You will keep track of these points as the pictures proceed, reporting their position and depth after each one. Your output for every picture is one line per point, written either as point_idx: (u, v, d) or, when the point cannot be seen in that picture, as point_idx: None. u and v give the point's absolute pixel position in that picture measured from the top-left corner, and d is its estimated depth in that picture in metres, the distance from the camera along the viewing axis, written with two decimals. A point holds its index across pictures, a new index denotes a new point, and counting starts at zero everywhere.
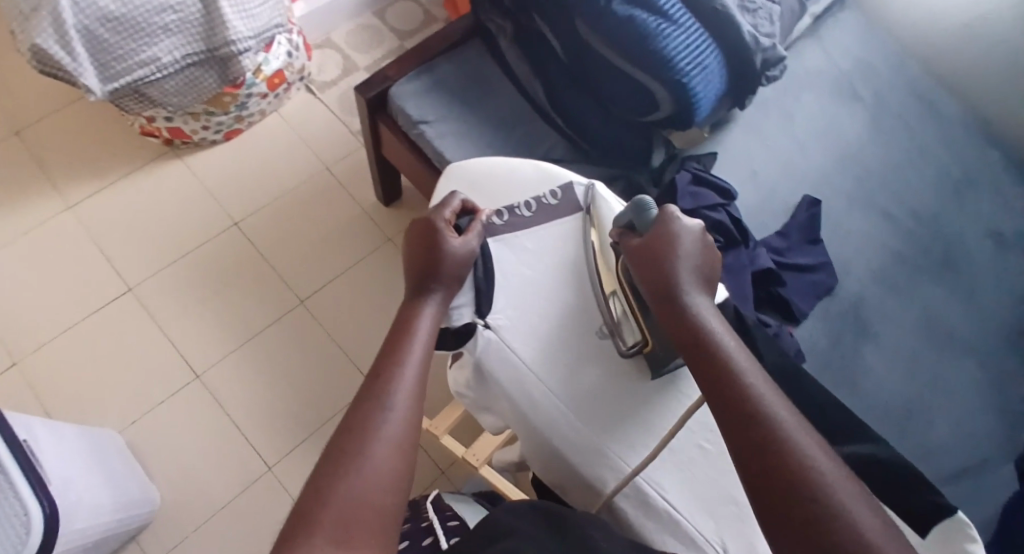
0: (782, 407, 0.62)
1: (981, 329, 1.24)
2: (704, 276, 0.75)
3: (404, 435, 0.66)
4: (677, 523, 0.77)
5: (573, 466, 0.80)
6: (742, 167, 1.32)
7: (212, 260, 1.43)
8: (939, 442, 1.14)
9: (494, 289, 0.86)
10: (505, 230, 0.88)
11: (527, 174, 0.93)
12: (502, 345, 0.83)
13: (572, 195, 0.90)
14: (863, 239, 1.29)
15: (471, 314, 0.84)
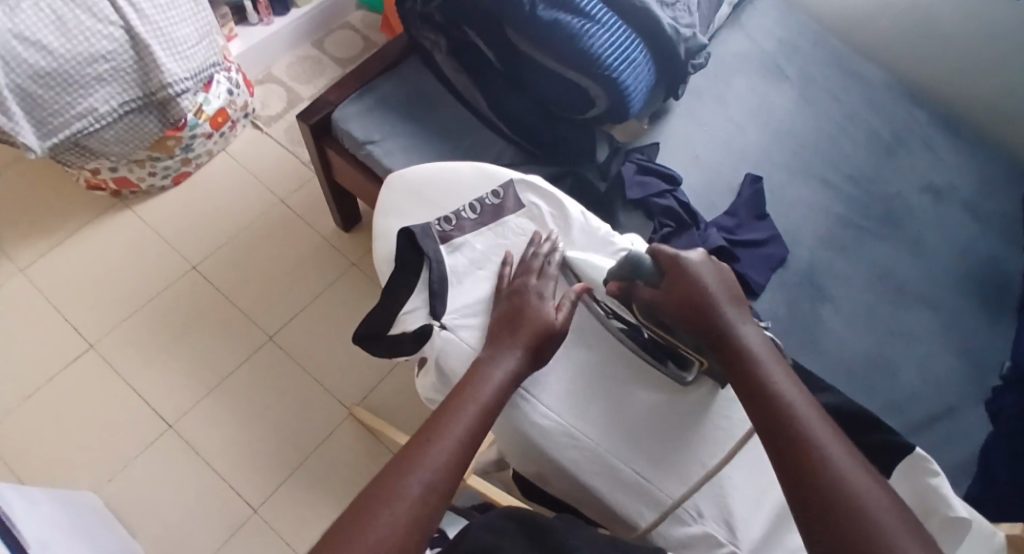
0: (834, 447, 0.62)
1: (932, 281, 1.28)
2: (734, 300, 0.73)
3: (427, 500, 0.65)
4: (650, 492, 0.78)
5: (547, 455, 0.80)
6: (685, 153, 1.36)
7: (173, 307, 1.42)
8: (907, 396, 1.17)
9: (448, 291, 0.86)
10: (453, 234, 0.90)
11: (465, 176, 0.96)
12: (461, 341, 0.82)
13: (513, 192, 0.94)
14: (810, 208, 1.33)
15: (426, 316, 0.84)
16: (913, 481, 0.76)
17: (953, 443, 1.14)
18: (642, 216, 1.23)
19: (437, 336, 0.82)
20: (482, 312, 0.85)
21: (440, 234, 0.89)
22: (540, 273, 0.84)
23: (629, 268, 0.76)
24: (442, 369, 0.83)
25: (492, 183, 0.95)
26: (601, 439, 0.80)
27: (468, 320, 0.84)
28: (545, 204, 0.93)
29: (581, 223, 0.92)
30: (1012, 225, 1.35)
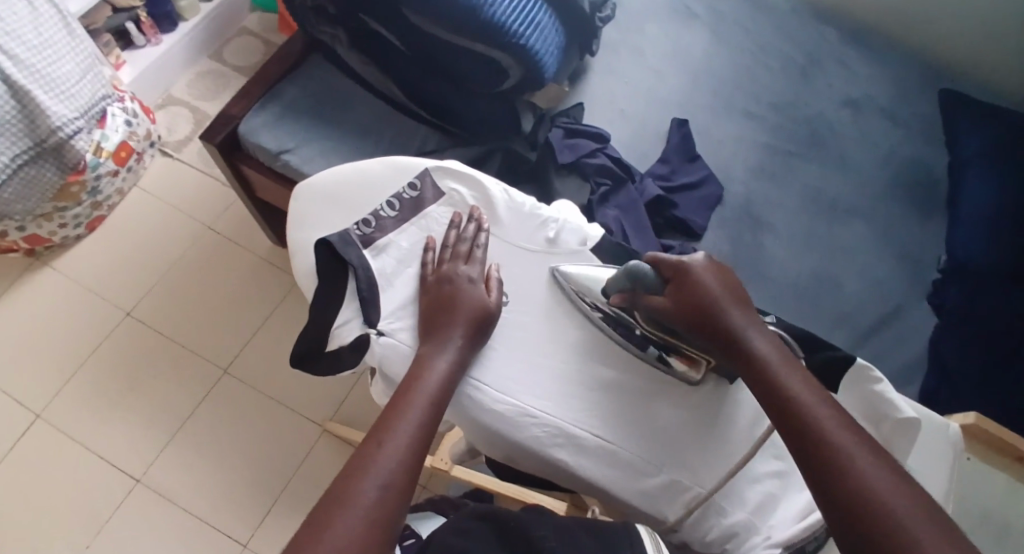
0: (829, 419, 0.62)
1: (862, 192, 1.31)
2: (732, 287, 0.73)
3: (384, 503, 0.61)
4: (635, 466, 0.74)
5: (516, 440, 0.76)
6: (608, 109, 1.35)
7: (117, 358, 1.35)
8: (857, 307, 1.21)
9: (380, 296, 0.81)
10: (377, 237, 0.84)
11: (374, 171, 0.89)
12: (400, 345, 0.78)
13: (430, 182, 0.88)
14: (737, 143, 1.35)
15: (360, 324, 0.80)
16: (862, 389, 0.78)
17: (904, 342, 1.19)
18: (576, 178, 1.21)
19: (375, 343, 0.78)
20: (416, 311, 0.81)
21: (363, 239, 0.84)
22: (466, 258, 0.82)
23: (631, 280, 0.75)
24: (387, 375, 0.79)
25: (404, 173, 0.89)
26: (562, 414, 0.76)
27: (404, 322, 0.80)
28: (464, 188, 0.88)
29: (503, 200, 0.88)
30: (930, 122, 1.39)
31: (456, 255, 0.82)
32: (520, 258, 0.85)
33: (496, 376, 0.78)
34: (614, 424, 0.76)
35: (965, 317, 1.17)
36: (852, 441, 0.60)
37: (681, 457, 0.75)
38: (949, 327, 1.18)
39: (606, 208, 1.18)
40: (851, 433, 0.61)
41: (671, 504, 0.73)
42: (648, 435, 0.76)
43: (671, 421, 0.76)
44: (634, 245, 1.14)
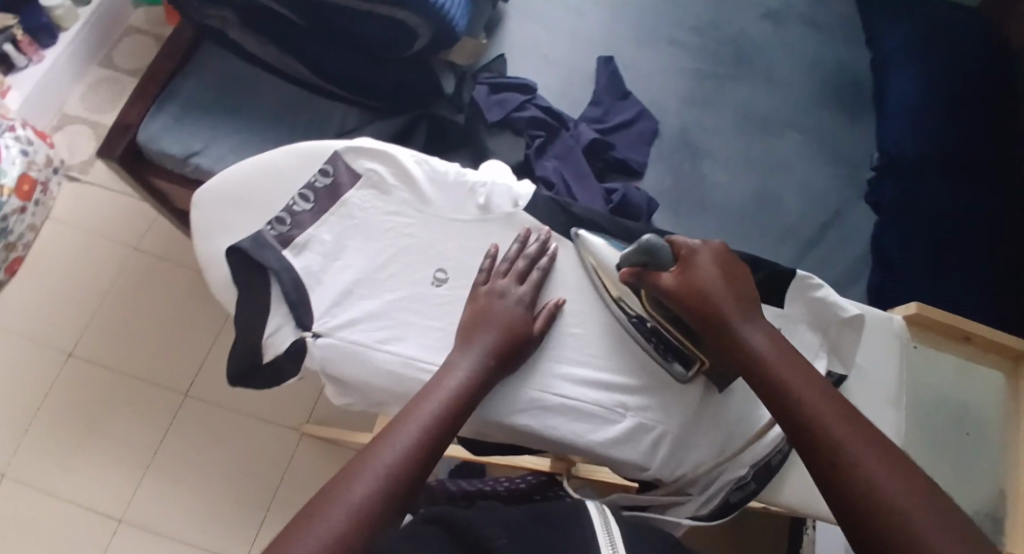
0: (849, 428, 0.56)
1: (792, 102, 1.32)
2: (744, 295, 0.66)
3: (375, 503, 0.52)
4: (579, 409, 0.67)
5: (488, 409, 0.66)
6: (531, 57, 1.30)
7: (69, 401, 1.29)
8: (804, 215, 1.22)
9: (310, 296, 0.66)
10: (297, 234, 0.68)
11: (276, 162, 0.72)
12: (346, 344, 0.64)
13: (344, 164, 0.71)
14: (664, 71, 1.33)
15: (293, 328, 0.65)
16: (805, 300, 0.75)
17: (853, 239, 1.21)
18: (510, 134, 1.17)
19: (314, 347, 0.63)
20: (361, 302, 0.66)
21: (279, 238, 0.67)
22: (408, 235, 0.69)
23: (643, 254, 0.66)
24: (332, 381, 0.64)
25: (314, 158, 0.72)
26: (551, 374, 0.68)
27: (339, 318, 0.65)
28: (380, 165, 0.71)
29: (421, 168, 0.71)
30: (846, 25, 1.41)
31: (390, 236, 0.69)
32: (454, 230, 0.71)
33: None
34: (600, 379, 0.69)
35: (903, 209, 1.18)
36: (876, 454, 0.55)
37: (642, 399, 0.69)
38: (890, 221, 1.19)
39: (545, 159, 1.15)
40: (885, 450, 0.55)
41: (642, 448, 0.67)
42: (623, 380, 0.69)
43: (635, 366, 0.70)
44: (578, 192, 1.12)
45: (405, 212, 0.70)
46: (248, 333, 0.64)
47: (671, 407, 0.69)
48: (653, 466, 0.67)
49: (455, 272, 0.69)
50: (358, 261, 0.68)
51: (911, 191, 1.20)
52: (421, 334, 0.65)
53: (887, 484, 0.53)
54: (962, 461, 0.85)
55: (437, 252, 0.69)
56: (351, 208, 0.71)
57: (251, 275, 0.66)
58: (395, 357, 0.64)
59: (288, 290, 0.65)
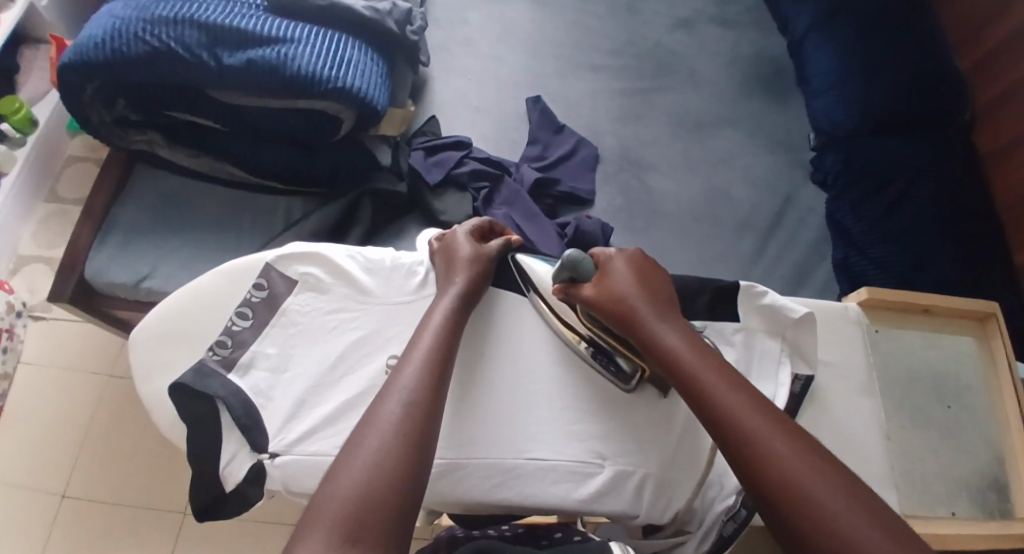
0: (748, 408, 0.61)
1: (720, 102, 1.35)
2: (659, 296, 0.71)
3: (408, 419, 0.57)
4: (559, 469, 0.69)
5: (462, 492, 0.68)
6: (463, 108, 1.31)
7: (67, 545, 1.26)
8: (755, 209, 1.24)
9: (262, 417, 0.65)
10: (240, 354, 0.67)
11: (201, 284, 0.70)
12: (305, 457, 0.63)
13: (277, 275, 0.70)
14: (592, 98, 1.35)
15: (250, 453, 0.63)
16: (757, 310, 0.78)
17: (803, 224, 1.24)
18: (456, 191, 1.16)
19: (274, 469, 0.62)
20: (315, 410, 0.65)
21: (222, 362, 0.66)
22: (353, 329, 0.69)
23: (568, 270, 0.71)
24: (299, 496, 0.64)
25: (242, 273, 0.70)
26: (512, 441, 0.70)
27: (295, 433, 0.64)
28: (314, 266, 0.70)
29: (355, 261, 0.71)
30: (754, 19, 1.46)
31: (335, 335, 0.68)
32: (400, 315, 0.70)
33: (449, 426, 0.70)
34: (562, 439, 0.71)
35: (846, 180, 1.22)
36: (775, 428, 0.60)
37: (621, 447, 0.71)
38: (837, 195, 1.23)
39: (494, 208, 1.16)
40: (779, 424, 0.60)
41: (626, 496, 0.69)
42: (588, 430, 0.71)
43: (604, 416, 0.72)
44: (532, 234, 1.14)
45: (346, 308, 0.69)
46: (205, 466, 0.63)
47: (642, 449, 0.71)
48: (642, 511, 0.69)
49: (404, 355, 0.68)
50: (309, 369, 0.67)
51: (851, 162, 1.23)
52: None
53: (791, 462, 0.57)
54: (957, 430, 0.85)
55: (383, 340, 0.69)
56: (291, 314, 0.69)
57: (200, 404, 0.64)
58: None
59: (239, 414, 0.63)
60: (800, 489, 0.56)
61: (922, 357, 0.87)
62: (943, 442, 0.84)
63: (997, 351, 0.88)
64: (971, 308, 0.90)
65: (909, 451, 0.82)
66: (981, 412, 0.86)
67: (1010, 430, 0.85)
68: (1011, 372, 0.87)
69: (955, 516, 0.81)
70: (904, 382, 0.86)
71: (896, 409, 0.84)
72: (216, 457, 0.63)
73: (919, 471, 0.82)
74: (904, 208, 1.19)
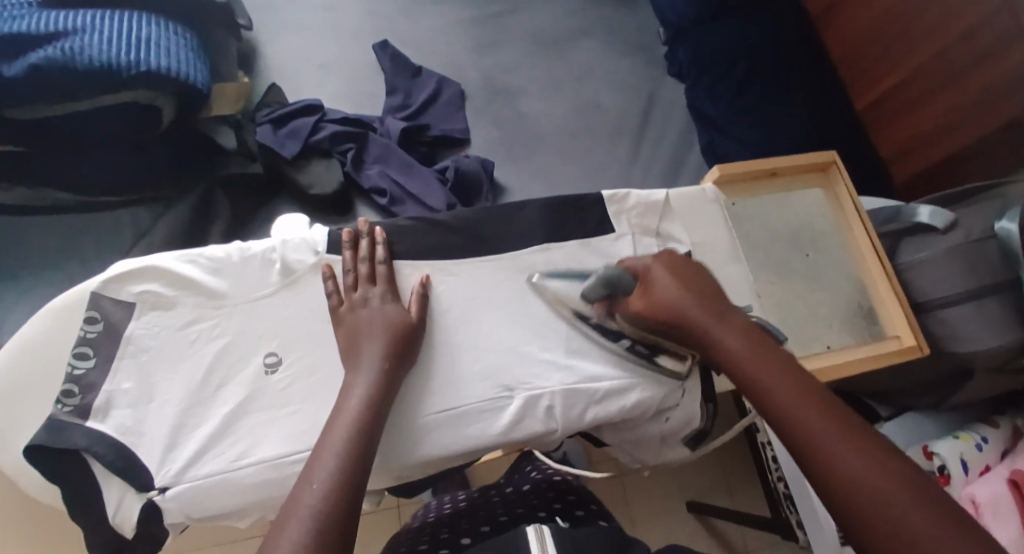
0: (806, 403, 0.57)
1: (571, 11, 1.33)
2: (709, 294, 0.66)
3: (355, 449, 0.55)
4: (466, 411, 0.66)
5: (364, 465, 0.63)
6: (307, 72, 1.21)
7: None
8: (620, 109, 1.26)
9: (139, 455, 0.58)
10: (93, 399, 0.59)
11: (26, 334, 0.61)
12: (201, 481, 0.58)
13: (109, 304, 0.62)
14: (444, 32, 1.29)
15: (136, 494, 0.57)
16: (624, 213, 0.78)
17: (670, 113, 1.26)
18: (320, 160, 1.09)
19: (168, 503, 0.57)
20: (201, 428, 0.60)
21: (76, 412, 0.58)
22: (217, 336, 0.62)
23: (607, 286, 0.69)
24: (205, 520, 0.59)
25: (67, 308, 0.62)
26: (407, 401, 0.65)
27: (180, 460, 0.58)
28: (152, 283, 0.62)
29: (197, 266, 0.63)
30: None
31: (197, 348, 0.62)
32: (264, 311, 0.64)
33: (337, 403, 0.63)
34: (462, 383, 0.67)
35: (702, 65, 1.24)
36: (835, 424, 0.56)
37: (524, 371, 0.69)
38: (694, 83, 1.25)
39: (368, 169, 1.10)
40: (842, 420, 0.56)
41: (540, 418, 0.67)
42: (488, 366, 0.68)
43: (503, 348, 0.70)
44: (413, 187, 1.09)
45: (204, 317, 0.63)
46: (90, 520, 0.57)
47: (541, 367, 0.69)
48: (559, 426, 0.68)
49: (285, 349, 0.63)
50: (182, 387, 0.61)
51: (700, 50, 1.25)
52: (276, 428, 0.61)
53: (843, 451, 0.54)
54: (822, 277, 0.87)
55: (255, 340, 0.63)
56: (139, 341, 0.62)
57: (62, 461, 0.57)
58: (257, 464, 0.59)
59: (109, 459, 0.57)
60: (854, 478, 0.53)
61: (776, 217, 0.88)
62: (807, 286, 0.86)
63: (842, 195, 0.90)
64: (811, 159, 0.90)
65: (777, 302, 0.84)
66: (841, 253, 0.89)
67: (867, 263, 0.88)
68: (854, 207, 0.89)
69: (831, 349, 0.83)
70: (767, 239, 0.87)
71: (761, 266, 0.86)
72: (101, 506, 0.57)
73: (792, 319, 0.84)
74: (757, 86, 1.22)
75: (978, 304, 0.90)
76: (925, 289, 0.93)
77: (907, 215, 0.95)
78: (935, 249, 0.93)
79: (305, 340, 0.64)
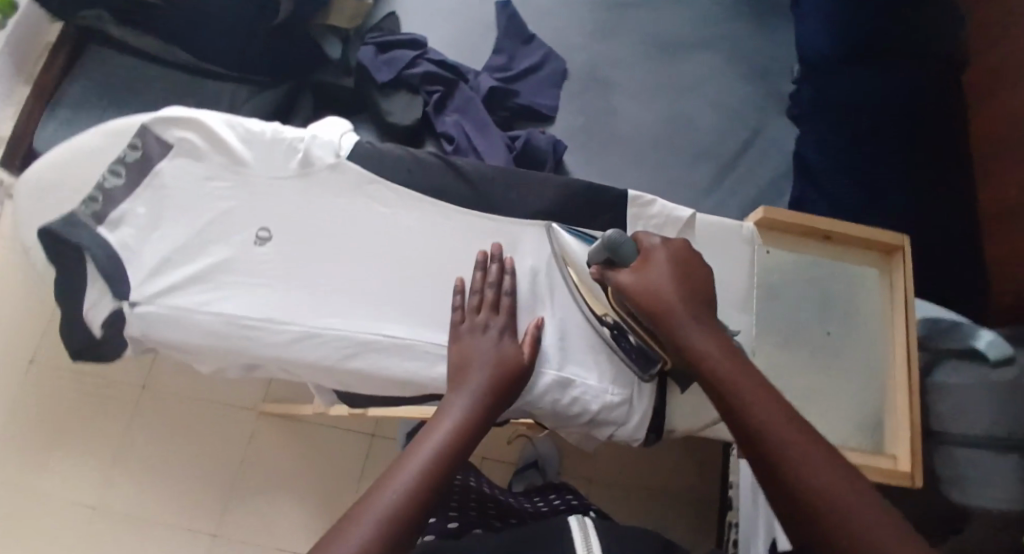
0: (782, 425, 0.57)
1: (701, 20, 1.34)
2: (699, 290, 0.65)
3: (425, 480, 0.56)
4: (407, 346, 0.67)
5: (298, 359, 0.66)
6: (426, 10, 1.30)
7: (34, 412, 1.25)
8: (710, 128, 1.26)
9: (127, 270, 0.66)
10: (107, 210, 0.67)
11: (87, 142, 0.71)
12: (165, 309, 0.65)
13: (151, 137, 0.70)
14: (566, 8, 1.34)
15: (111, 301, 0.65)
16: (641, 219, 0.74)
17: (767, 155, 1.25)
18: (405, 92, 1.15)
19: (134, 317, 0.65)
20: (186, 267, 0.67)
21: (94, 215, 0.66)
22: (228, 197, 0.69)
23: (608, 251, 0.67)
24: (158, 344, 0.66)
25: (120, 133, 0.71)
26: (356, 321, 0.67)
27: (157, 286, 0.65)
28: (192, 132, 0.70)
29: (233, 132, 0.71)
30: None
31: (206, 202, 0.69)
32: (274, 190, 0.70)
33: (304, 293, 0.67)
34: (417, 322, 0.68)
35: (820, 111, 1.19)
36: (813, 452, 0.56)
37: None
38: (809, 130, 1.20)
39: (445, 115, 1.14)
40: (819, 447, 0.56)
41: None
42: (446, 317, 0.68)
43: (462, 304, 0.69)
44: (479, 144, 1.12)
45: (221, 176, 0.70)
46: (68, 309, 0.65)
47: None
48: None
49: (278, 230, 0.69)
50: (179, 230, 0.67)
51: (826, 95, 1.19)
52: (243, 294, 0.66)
53: (819, 481, 0.54)
54: (833, 358, 0.84)
55: (255, 213, 0.69)
56: (164, 179, 0.70)
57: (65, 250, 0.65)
58: (214, 316, 0.65)
59: (101, 263, 0.65)
60: (831, 512, 0.53)
61: (811, 280, 0.86)
62: (819, 369, 0.83)
63: (897, 283, 0.83)
64: (876, 234, 0.83)
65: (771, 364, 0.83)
66: (866, 341, 0.84)
67: (893, 363, 0.81)
68: (904, 303, 0.82)
69: None
70: (790, 299, 0.85)
71: (768, 326, 0.84)
72: (77, 301, 0.65)
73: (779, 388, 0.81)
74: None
75: (1000, 457, 0.80)
76: (944, 419, 0.86)
77: (965, 337, 0.86)
78: (970, 381, 0.85)
79: (300, 228, 0.69)
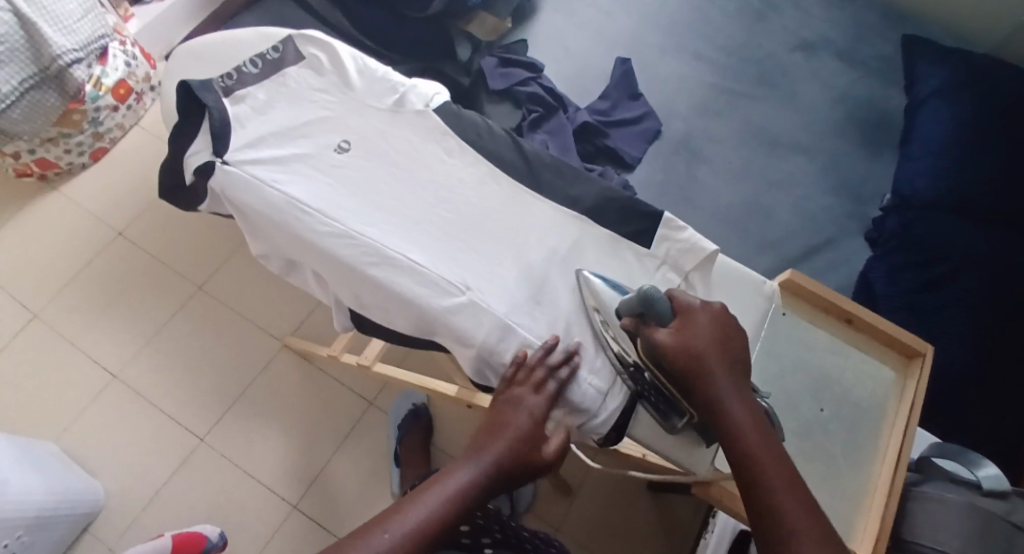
0: (800, 519, 0.56)
1: (808, 127, 1.40)
2: (735, 359, 0.65)
3: (426, 527, 0.60)
4: (422, 273, 0.74)
5: (330, 252, 0.76)
6: (556, 47, 1.45)
7: (106, 273, 1.40)
8: (783, 229, 1.32)
9: (231, 134, 0.79)
10: (238, 87, 0.81)
11: (242, 39, 0.88)
12: (244, 174, 0.77)
13: (291, 47, 0.86)
14: (682, 81, 1.44)
15: (208, 154, 0.79)
16: (670, 240, 0.78)
17: (833, 267, 1.29)
18: (509, 104, 1.29)
19: (220, 172, 0.77)
20: (273, 149, 0.79)
21: (223, 87, 0.80)
22: (330, 109, 0.83)
23: (641, 303, 0.67)
24: (229, 201, 0.79)
25: (268, 38, 0.87)
26: (387, 236, 0.76)
27: (247, 155, 0.78)
28: (321, 52, 0.85)
29: (354, 62, 0.85)
30: (884, 65, 1.46)
31: (311, 107, 0.82)
32: (368, 114, 0.83)
33: (356, 202, 0.78)
34: (438, 255, 0.76)
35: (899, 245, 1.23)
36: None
37: (488, 274, 0.75)
38: (883, 258, 1.24)
39: (536, 133, 1.25)
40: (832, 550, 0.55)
41: (467, 321, 0.72)
42: (464, 261, 0.76)
43: (483, 255, 0.76)
44: None
45: (330, 92, 0.84)
46: (176, 151, 0.80)
47: (498, 287, 0.74)
48: (477, 343, 0.72)
49: (357, 146, 0.81)
50: (281, 120, 0.81)
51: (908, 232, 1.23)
52: (310, 184, 0.78)
53: None
54: (826, 443, 0.82)
55: (345, 127, 0.82)
56: (288, 79, 0.84)
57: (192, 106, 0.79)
58: (279, 193, 0.77)
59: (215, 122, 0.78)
60: None
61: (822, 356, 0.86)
62: (810, 445, 0.82)
63: (908, 388, 0.86)
64: (897, 335, 0.87)
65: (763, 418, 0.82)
66: (859, 434, 0.83)
67: (877, 461, 0.82)
68: (910, 405, 0.84)
69: None
70: (798, 368, 0.85)
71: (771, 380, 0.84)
72: (183, 146, 0.79)
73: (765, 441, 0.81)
74: (921, 288, 1.18)
75: None
76: (917, 530, 0.85)
77: (966, 462, 0.86)
78: (959, 500, 0.84)
79: (374, 150, 0.81)
